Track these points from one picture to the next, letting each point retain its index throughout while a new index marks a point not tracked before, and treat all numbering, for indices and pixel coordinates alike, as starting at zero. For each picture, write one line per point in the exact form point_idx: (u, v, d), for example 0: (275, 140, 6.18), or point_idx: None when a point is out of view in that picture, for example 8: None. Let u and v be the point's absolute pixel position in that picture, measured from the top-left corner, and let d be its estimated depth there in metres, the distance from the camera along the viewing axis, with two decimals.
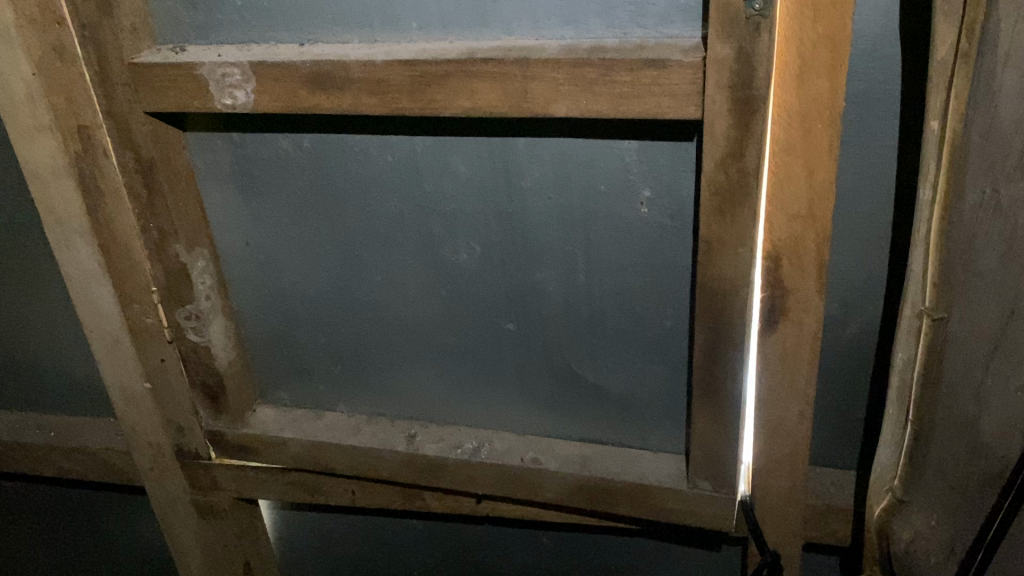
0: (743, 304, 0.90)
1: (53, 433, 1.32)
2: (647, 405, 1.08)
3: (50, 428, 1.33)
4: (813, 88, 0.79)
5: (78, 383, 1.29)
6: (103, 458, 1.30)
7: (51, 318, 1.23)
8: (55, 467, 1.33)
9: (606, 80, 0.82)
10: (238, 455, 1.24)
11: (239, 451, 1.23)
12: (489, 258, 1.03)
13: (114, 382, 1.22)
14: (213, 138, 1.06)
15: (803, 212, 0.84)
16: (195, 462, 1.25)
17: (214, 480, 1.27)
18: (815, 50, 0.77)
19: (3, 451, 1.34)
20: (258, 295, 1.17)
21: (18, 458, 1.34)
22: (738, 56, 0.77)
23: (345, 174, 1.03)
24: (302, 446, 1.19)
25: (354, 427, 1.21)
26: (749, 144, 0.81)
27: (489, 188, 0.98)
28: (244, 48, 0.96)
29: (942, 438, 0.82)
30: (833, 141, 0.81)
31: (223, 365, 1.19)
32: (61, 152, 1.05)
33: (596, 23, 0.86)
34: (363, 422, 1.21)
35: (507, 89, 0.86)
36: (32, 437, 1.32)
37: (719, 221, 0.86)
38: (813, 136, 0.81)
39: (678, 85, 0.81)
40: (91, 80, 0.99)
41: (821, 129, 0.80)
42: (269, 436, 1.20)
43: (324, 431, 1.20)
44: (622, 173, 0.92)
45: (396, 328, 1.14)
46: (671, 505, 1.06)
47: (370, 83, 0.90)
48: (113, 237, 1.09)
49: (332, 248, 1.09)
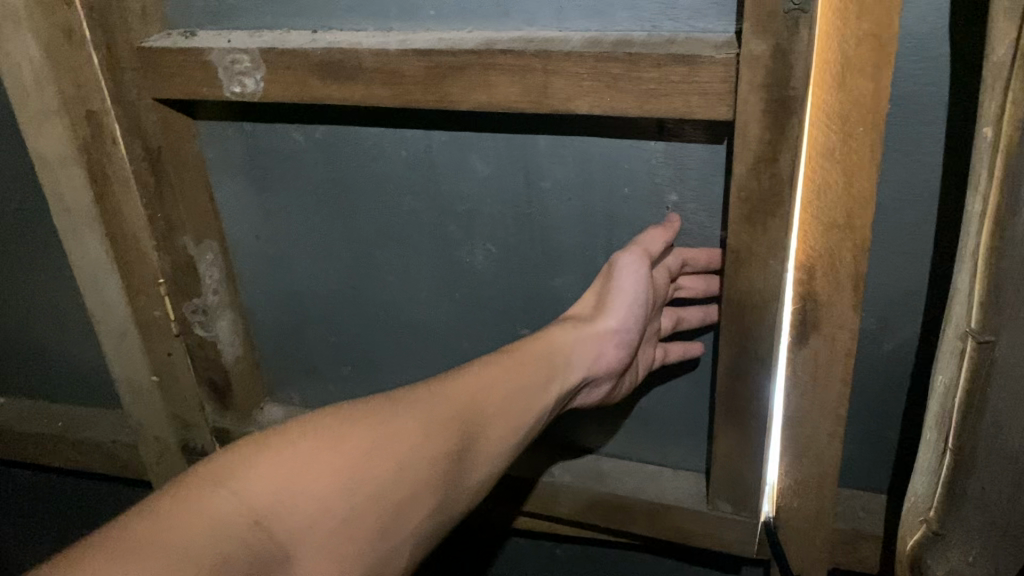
0: (772, 320, 0.83)
1: (60, 425, 1.29)
2: (668, 421, 1.02)
3: (57, 419, 1.30)
4: (855, 88, 0.73)
5: (85, 374, 1.26)
6: (107, 452, 1.27)
7: (58, 307, 1.20)
8: (60, 458, 1.30)
9: (632, 75, 0.77)
10: None
11: None
12: (506, 260, 0.99)
13: (121, 373, 1.19)
14: (225, 128, 1.03)
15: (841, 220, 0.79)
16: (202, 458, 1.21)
17: None
18: (859, 48, 0.72)
19: (10, 440, 1.31)
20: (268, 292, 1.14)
21: (25, 448, 1.31)
22: (774, 53, 0.71)
23: (358, 169, 0.99)
24: None
25: None
26: (783, 148, 0.75)
27: (508, 188, 0.93)
28: (256, 35, 0.93)
29: (979, 470, 0.77)
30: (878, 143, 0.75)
31: (231, 362, 1.16)
32: (69, 139, 1.01)
33: (624, 15, 0.81)
34: None
35: (527, 83, 0.81)
36: (38, 428, 1.29)
37: (749, 230, 0.80)
38: (855, 140, 0.76)
39: (710, 83, 0.75)
40: (99, 65, 0.96)
41: (863, 133, 0.75)
42: None
43: None
44: (648, 176, 0.87)
45: (409, 330, 1.10)
46: (689, 527, 1.00)
47: (383, 74, 0.86)
48: (122, 226, 1.05)
49: (343, 246, 1.06)
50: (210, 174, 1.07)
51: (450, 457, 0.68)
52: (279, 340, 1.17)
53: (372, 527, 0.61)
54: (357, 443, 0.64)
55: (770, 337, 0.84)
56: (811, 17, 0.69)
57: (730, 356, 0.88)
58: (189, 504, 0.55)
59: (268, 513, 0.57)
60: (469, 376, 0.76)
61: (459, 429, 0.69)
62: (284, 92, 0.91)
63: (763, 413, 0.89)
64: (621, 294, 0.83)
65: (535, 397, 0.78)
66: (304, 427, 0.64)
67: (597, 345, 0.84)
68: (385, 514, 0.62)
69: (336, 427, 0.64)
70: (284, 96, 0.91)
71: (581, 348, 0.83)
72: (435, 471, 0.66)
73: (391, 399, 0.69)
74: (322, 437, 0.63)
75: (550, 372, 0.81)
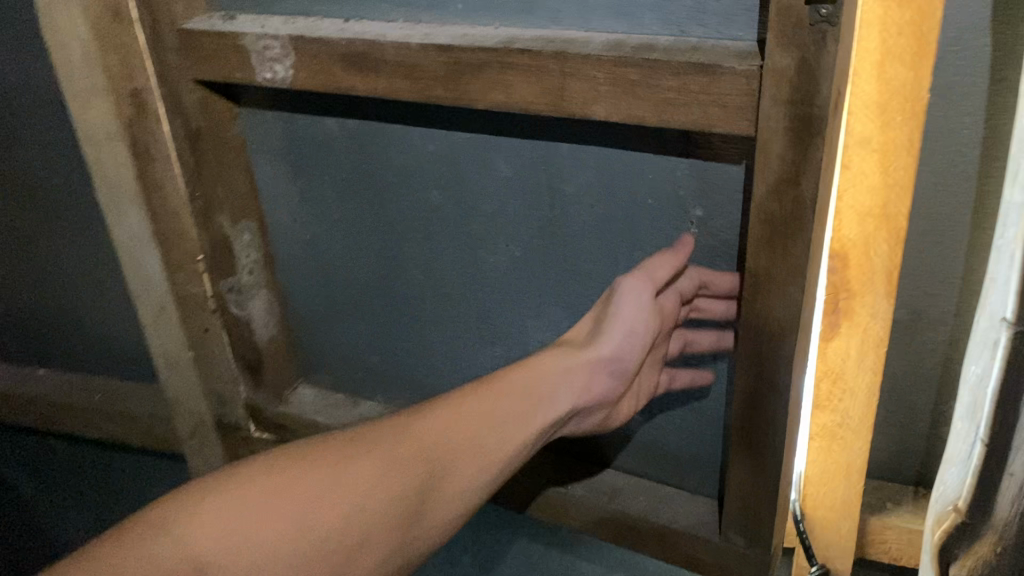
0: (791, 352, 0.77)
1: (99, 397, 1.32)
2: (688, 443, 0.97)
3: (98, 391, 1.33)
4: (894, 84, 0.67)
5: (128, 347, 1.29)
6: (143, 425, 1.29)
7: (104, 281, 1.23)
8: (98, 431, 1.33)
9: (650, 82, 0.72)
10: (276, 433, 1.20)
11: (276, 430, 1.20)
12: (529, 263, 0.96)
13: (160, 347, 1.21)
14: (264, 112, 1.03)
15: (875, 208, 0.72)
16: (235, 434, 1.22)
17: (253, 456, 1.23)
18: (899, 37, 0.65)
19: (50, 411, 1.34)
20: (302, 274, 1.14)
21: (65, 420, 1.34)
22: (799, 66, 0.65)
23: (387, 161, 0.98)
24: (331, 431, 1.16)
25: None
26: (807, 169, 0.69)
27: (532, 191, 0.90)
28: (289, 21, 0.92)
29: (1009, 520, 0.70)
30: (915, 135, 0.69)
31: (264, 341, 1.17)
32: (114, 117, 1.03)
33: (651, 18, 0.76)
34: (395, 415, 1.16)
35: (545, 85, 0.77)
36: (79, 399, 1.32)
37: (769, 253, 0.74)
38: (893, 134, 0.69)
39: (731, 96, 0.70)
40: (144, 44, 0.96)
41: (901, 123, 0.68)
42: (303, 417, 1.17)
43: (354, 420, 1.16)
44: (670, 188, 0.82)
45: (434, 325, 1.08)
46: (702, 556, 0.95)
47: (404, 68, 0.84)
48: (163, 203, 1.06)
49: (372, 236, 1.05)
50: (250, 157, 1.08)
51: (409, 493, 0.69)
52: (311, 322, 1.18)
53: (317, 567, 0.64)
54: (308, 486, 0.67)
55: (788, 370, 0.78)
56: (839, 31, 0.63)
57: (745, 384, 0.82)
58: (132, 544, 0.61)
59: (211, 556, 0.62)
60: (446, 407, 0.76)
61: (422, 465, 0.71)
62: (311, 80, 0.90)
63: (781, 448, 0.83)
64: (619, 320, 0.82)
65: (515, 430, 0.78)
66: (260, 467, 0.68)
67: (589, 376, 0.83)
68: (333, 555, 0.65)
69: (291, 466, 0.68)
70: (311, 84, 0.90)
71: (566, 383, 0.82)
72: (390, 509, 0.68)
73: (356, 436, 0.72)
74: (276, 476, 0.67)
75: (534, 406, 0.80)
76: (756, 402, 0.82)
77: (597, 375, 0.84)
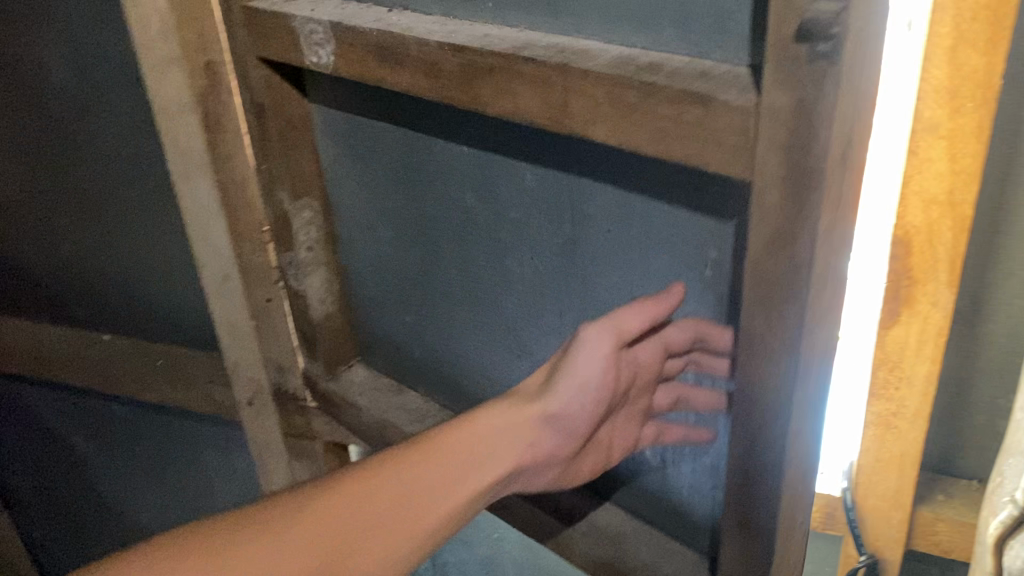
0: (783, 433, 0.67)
1: (162, 359, 1.30)
2: (698, 503, 0.88)
3: (159, 354, 1.30)
4: None
5: (192, 313, 1.27)
6: (206, 390, 1.28)
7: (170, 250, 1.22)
8: (161, 392, 1.31)
9: (652, 107, 0.64)
10: (325, 406, 1.22)
11: (326, 403, 1.21)
12: (548, 281, 0.90)
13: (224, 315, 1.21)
14: (330, 96, 1.03)
15: (942, 198, 0.63)
16: (291, 402, 1.24)
17: (306, 423, 1.24)
18: None
19: (115, 369, 1.32)
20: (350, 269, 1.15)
21: (127, 380, 1.32)
22: (791, 108, 0.56)
23: (428, 156, 0.95)
24: (371, 416, 1.15)
25: (421, 414, 1.13)
26: (802, 230, 0.59)
27: (555, 207, 0.84)
28: (339, 6, 0.91)
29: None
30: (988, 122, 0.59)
31: (320, 317, 1.18)
32: (187, 89, 1.03)
33: (671, 34, 0.68)
34: (432, 411, 1.14)
35: (550, 102, 0.71)
36: (142, 361, 1.30)
37: (763, 315, 0.65)
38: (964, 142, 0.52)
39: (726, 132, 0.60)
40: (219, 17, 0.99)
41: None
42: (347, 397, 1.17)
43: (393, 410, 1.15)
44: (687, 225, 0.74)
45: (473, 328, 1.04)
46: None
47: (427, 65, 0.80)
48: (234, 174, 1.08)
49: (420, 228, 1.02)
50: (315, 136, 1.08)
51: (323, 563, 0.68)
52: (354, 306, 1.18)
53: None
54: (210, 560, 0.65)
55: (779, 452, 0.68)
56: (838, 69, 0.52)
57: (736, 458, 0.73)
58: None
59: None
60: (369, 467, 0.75)
61: (337, 534, 0.70)
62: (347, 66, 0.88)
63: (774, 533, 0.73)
64: (577, 371, 0.79)
65: (446, 494, 0.76)
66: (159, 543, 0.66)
67: (536, 436, 0.82)
68: None
69: (179, 548, 0.65)
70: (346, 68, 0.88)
71: (508, 440, 0.80)
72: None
73: (267, 509, 0.70)
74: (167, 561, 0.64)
75: (465, 471, 0.78)
76: (749, 485, 0.74)
77: (545, 433, 0.82)
